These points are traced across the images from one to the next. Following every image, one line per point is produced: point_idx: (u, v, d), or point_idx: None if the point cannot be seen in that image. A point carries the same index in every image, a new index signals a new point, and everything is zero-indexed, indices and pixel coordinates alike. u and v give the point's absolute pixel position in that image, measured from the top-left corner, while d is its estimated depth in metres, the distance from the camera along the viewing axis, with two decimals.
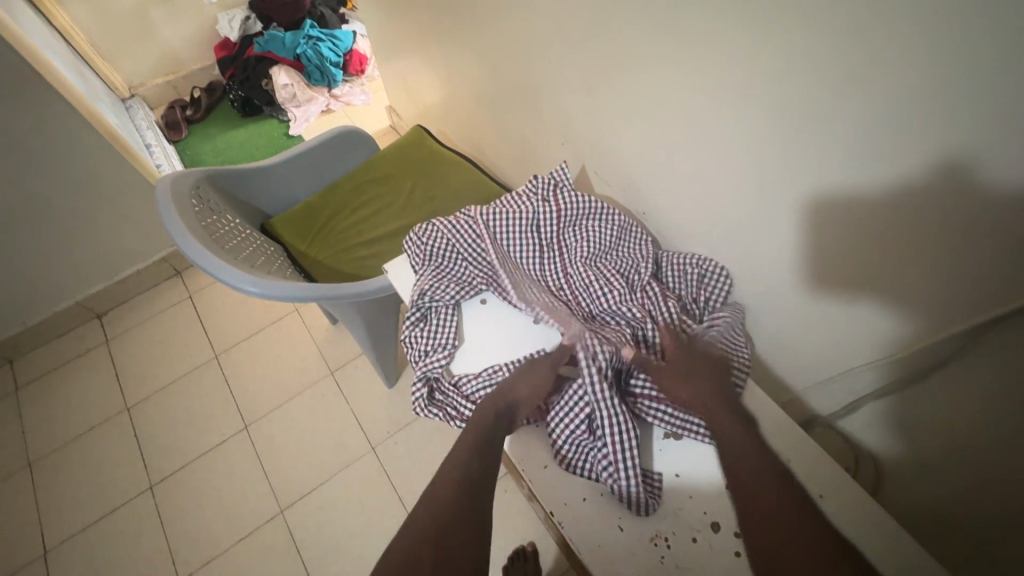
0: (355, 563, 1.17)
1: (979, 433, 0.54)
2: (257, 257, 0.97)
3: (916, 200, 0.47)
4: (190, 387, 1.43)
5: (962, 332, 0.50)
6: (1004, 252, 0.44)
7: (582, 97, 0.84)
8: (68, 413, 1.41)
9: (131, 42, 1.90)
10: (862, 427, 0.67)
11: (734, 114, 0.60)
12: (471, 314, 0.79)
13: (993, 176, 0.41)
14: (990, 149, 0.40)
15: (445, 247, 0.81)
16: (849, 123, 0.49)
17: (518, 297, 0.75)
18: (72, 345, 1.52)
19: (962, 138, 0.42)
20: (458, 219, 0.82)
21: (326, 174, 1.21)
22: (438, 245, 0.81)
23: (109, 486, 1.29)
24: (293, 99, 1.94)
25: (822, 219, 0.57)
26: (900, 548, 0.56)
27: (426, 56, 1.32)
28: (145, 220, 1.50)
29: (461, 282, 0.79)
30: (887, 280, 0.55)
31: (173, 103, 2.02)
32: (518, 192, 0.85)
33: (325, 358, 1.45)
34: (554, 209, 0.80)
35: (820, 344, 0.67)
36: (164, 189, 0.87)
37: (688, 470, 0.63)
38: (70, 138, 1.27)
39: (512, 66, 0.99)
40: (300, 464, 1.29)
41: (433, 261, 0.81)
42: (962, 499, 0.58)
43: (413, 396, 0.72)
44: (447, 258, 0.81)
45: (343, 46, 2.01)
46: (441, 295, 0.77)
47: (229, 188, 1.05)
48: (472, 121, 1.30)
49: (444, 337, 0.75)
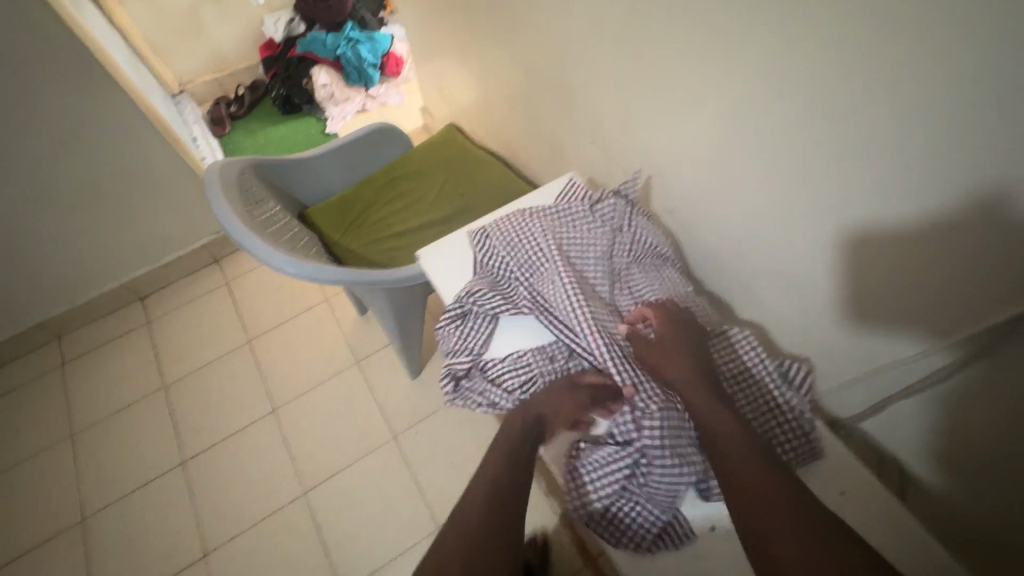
0: (371, 546, 1.19)
1: (1009, 441, 0.52)
2: (295, 243, 1.02)
3: (940, 200, 0.48)
4: (223, 370, 1.48)
5: (987, 333, 0.50)
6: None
7: (614, 97, 0.85)
8: (110, 389, 1.48)
9: (182, 41, 2.00)
10: (887, 430, 0.66)
11: (762, 115, 0.60)
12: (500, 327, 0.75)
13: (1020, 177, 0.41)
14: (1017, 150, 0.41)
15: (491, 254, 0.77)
16: (876, 120, 0.49)
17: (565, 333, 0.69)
18: (116, 325, 1.60)
19: (986, 136, 0.42)
20: (517, 226, 0.77)
21: (362, 167, 1.25)
22: (484, 250, 0.78)
23: (144, 460, 1.35)
24: (332, 98, 2.01)
25: (846, 217, 0.58)
26: (920, 553, 0.55)
27: (463, 57, 1.36)
28: (189, 209, 1.58)
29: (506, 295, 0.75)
30: (911, 281, 0.55)
31: (218, 100, 2.11)
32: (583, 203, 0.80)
33: (351, 347, 1.49)
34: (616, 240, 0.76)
35: (843, 345, 0.67)
36: (213, 175, 0.92)
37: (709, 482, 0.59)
38: (124, 129, 1.35)
39: (545, 66, 1.01)
40: (324, 449, 1.33)
41: (479, 269, 0.78)
42: (993, 507, 0.57)
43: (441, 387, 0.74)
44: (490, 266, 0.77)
45: (382, 48, 2.06)
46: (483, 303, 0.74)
47: (271, 177, 1.10)
48: (503, 121, 1.33)
49: (475, 342, 0.73)
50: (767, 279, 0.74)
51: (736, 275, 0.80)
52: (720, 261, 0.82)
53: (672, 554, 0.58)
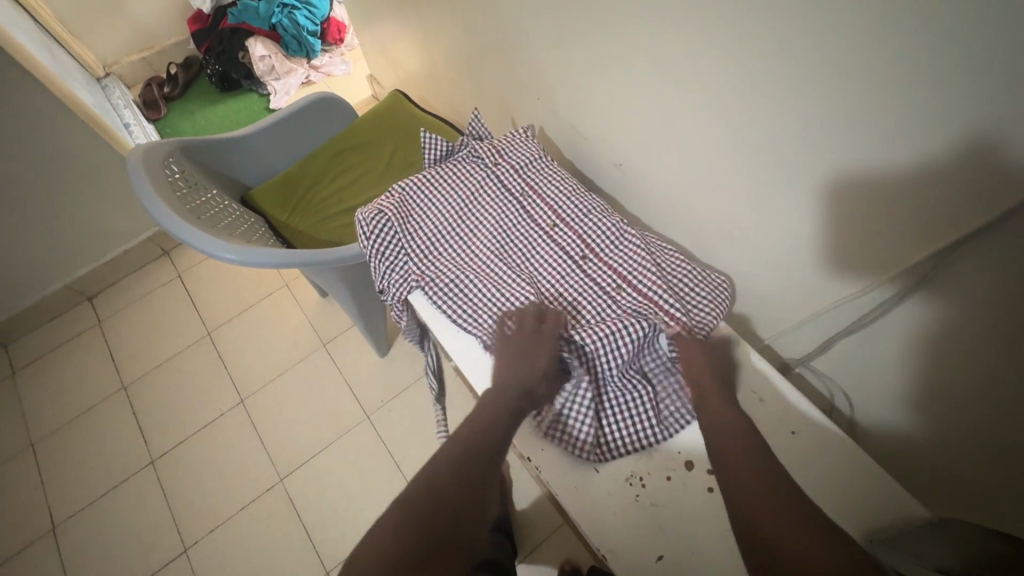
0: (355, 524, 1.20)
1: (955, 373, 0.56)
2: (237, 228, 0.98)
3: (879, 132, 0.49)
4: (185, 365, 1.44)
5: (924, 261, 0.53)
6: (962, 179, 0.46)
7: (562, 52, 0.84)
8: (67, 394, 1.42)
9: (101, 18, 1.85)
10: (834, 365, 0.71)
11: (724, 65, 0.59)
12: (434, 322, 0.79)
13: (982, 102, 0.41)
14: (981, 72, 0.40)
15: (394, 235, 0.81)
16: (819, 57, 0.50)
17: (480, 282, 0.76)
18: (66, 328, 1.53)
19: (919, 78, 0.44)
20: (421, 189, 0.86)
21: (304, 142, 1.20)
22: (381, 225, 0.80)
23: (111, 462, 1.32)
24: (272, 71, 1.90)
25: (801, 159, 0.58)
26: (869, 478, 0.60)
27: (403, 19, 1.29)
28: (128, 201, 1.49)
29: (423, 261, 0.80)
30: (856, 217, 0.57)
31: (150, 81, 1.97)
32: (477, 152, 0.90)
33: (317, 330, 1.46)
34: (512, 172, 0.85)
35: (796, 287, 0.70)
36: (136, 160, 0.86)
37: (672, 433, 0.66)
38: (45, 119, 1.26)
39: (487, 23, 0.97)
40: (298, 435, 1.31)
41: (388, 241, 0.81)
42: (952, 445, 0.61)
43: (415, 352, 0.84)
44: (386, 245, 0.81)
45: (320, 14, 1.95)
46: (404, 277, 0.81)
47: (204, 161, 1.04)
48: (450, 85, 1.27)
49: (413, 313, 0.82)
50: (713, 227, 0.77)
51: (688, 229, 0.82)
52: (674, 213, 0.83)
53: (625, 500, 0.63)
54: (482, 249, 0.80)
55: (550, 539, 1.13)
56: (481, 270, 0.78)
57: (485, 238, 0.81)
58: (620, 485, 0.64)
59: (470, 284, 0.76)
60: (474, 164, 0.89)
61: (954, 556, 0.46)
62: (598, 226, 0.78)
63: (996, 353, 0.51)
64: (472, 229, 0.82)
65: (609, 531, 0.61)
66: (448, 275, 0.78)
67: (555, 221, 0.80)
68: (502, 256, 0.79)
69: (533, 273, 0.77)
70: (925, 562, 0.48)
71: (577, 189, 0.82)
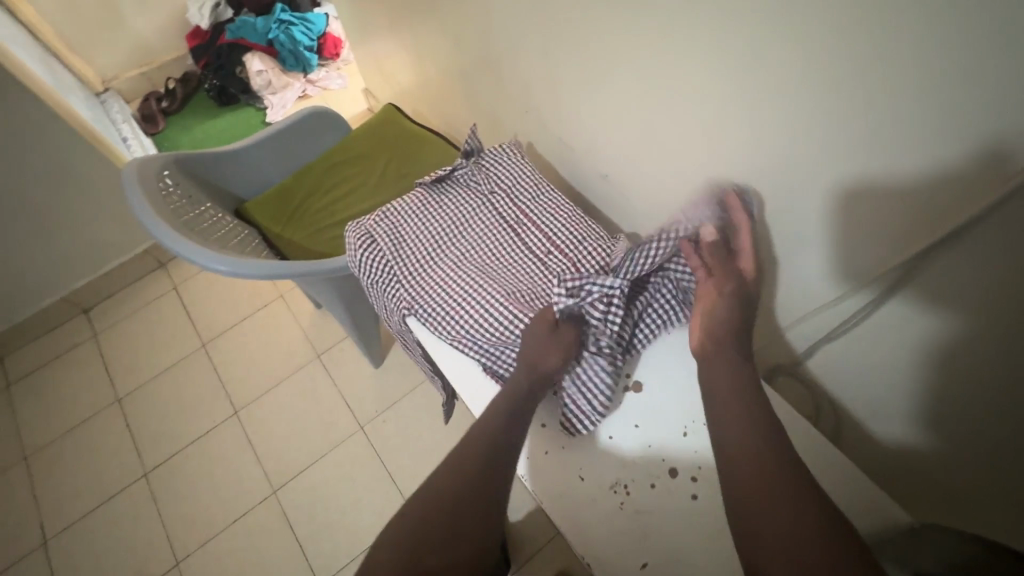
0: (349, 536, 1.19)
1: (934, 375, 0.58)
2: (230, 240, 0.99)
3: (852, 139, 0.51)
4: (179, 377, 1.44)
5: (899, 266, 0.55)
6: (932, 186, 0.48)
7: (550, 66, 0.86)
8: (61, 406, 1.42)
9: (101, 34, 1.88)
10: (819, 371, 0.73)
11: (704, 77, 0.62)
12: (437, 351, 0.78)
13: (953, 108, 0.43)
14: (948, 81, 0.42)
15: (384, 261, 0.84)
16: (793, 67, 0.52)
17: (466, 293, 0.78)
18: (61, 341, 1.53)
19: (886, 87, 0.46)
20: (407, 205, 0.89)
21: (297, 155, 1.21)
22: (369, 250, 0.84)
23: (104, 475, 1.31)
24: (269, 86, 1.92)
25: (780, 166, 0.60)
26: (850, 480, 0.61)
27: (396, 35, 1.32)
28: (127, 214, 1.50)
29: (409, 277, 0.82)
30: (836, 224, 0.59)
31: (148, 95, 1.99)
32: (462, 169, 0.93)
33: (311, 342, 1.47)
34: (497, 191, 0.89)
35: (780, 293, 0.71)
36: (131, 174, 0.88)
37: (659, 441, 0.67)
38: (44, 134, 1.28)
39: (477, 38, 1.00)
40: (293, 447, 1.31)
41: (377, 259, 0.84)
42: (934, 448, 0.63)
43: (410, 364, 0.85)
44: (375, 273, 0.84)
45: (316, 30, 1.98)
46: (393, 293, 0.83)
47: (198, 175, 1.06)
48: (443, 99, 1.29)
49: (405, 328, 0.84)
50: None
51: None
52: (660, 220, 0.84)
53: (612, 507, 0.63)
54: (468, 262, 0.82)
55: (544, 551, 1.13)
56: (468, 282, 0.80)
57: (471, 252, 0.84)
58: (603, 492, 0.64)
59: (456, 294, 0.79)
60: (460, 183, 0.92)
61: (932, 557, 0.47)
62: (579, 240, 0.81)
63: (973, 354, 0.53)
64: (461, 242, 0.85)
65: (597, 537, 0.62)
66: (436, 297, 0.79)
67: (538, 235, 0.83)
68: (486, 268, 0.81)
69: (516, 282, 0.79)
70: (906, 563, 0.49)
71: (557, 205, 0.86)
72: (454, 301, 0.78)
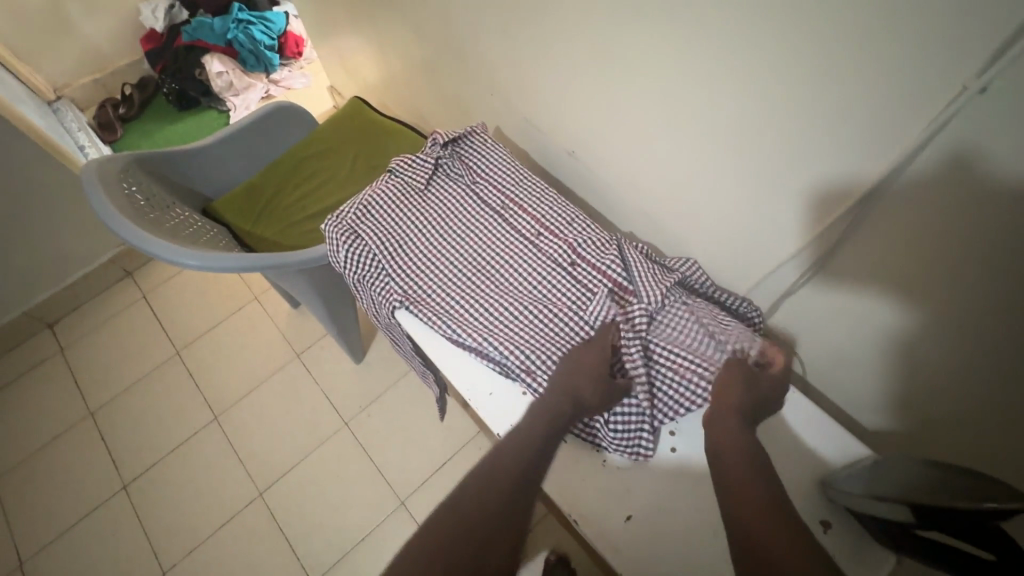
0: (339, 532, 1.19)
1: (888, 318, 0.62)
2: (200, 237, 0.98)
3: (793, 97, 0.54)
4: (154, 386, 1.41)
5: (844, 216, 0.58)
6: (864, 136, 0.51)
7: (511, 48, 0.87)
8: (30, 425, 1.37)
9: (49, 40, 1.81)
10: (785, 327, 0.76)
11: (656, 45, 0.64)
12: (429, 343, 0.78)
13: (878, 58, 0.46)
14: (871, 31, 0.45)
15: (368, 253, 0.84)
16: (735, 29, 0.55)
17: (463, 293, 0.78)
18: (26, 358, 1.48)
19: (818, 41, 0.49)
20: (390, 192, 0.88)
21: (264, 152, 1.19)
22: (352, 242, 0.84)
23: (81, 491, 1.28)
24: (230, 87, 1.89)
25: (733, 128, 0.62)
26: (816, 426, 0.64)
27: (357, 28, 1.31)
28: (88, 223, 1.46)
29: (401, 276, 0.82)
30: (785, 181, 0.61)
31: (104, 102, 1.93)
32: (443, 159, 0.92)
33: (290, 342, 1.45)
34: (479, 180, 0.89)
35: (741, 254, 0.74)
36: (89, 174, 0.86)
37: None
38: None
39: (438, 26, 1.00)
40: (276, 449, 1.30)
41: (364, 257, 0.84)
42: (894, 390, 0.66)
43: (409, 359, 0.85)
44: (363, 267, 0.84)
45: (277, 28, 1.95)
46: (386, 295, 0.81)
47: (162, 174, 1.04)
48: (409, 90, 1.29)
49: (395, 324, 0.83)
50: (660, 205, 0.82)
51: (641, 208, 0.86)
52: (626, 191, 0.86)
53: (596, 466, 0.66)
54: (458, 256, 0.82)
55: (536, 531, 1.15)
56: (463, 280, 0.80)
57: (462, 247, 0.83)
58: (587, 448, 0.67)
59: (453, 297, 0.78)
60: (440, 172, 0.92)
61: (896, 483, 0.50)
62: (563, 222, 0.82)
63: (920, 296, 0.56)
64: (450, 235, 0.84)
65: (579, 495, 0.64)
66: (432, 294, 0.79)
67: (525, 222, 0.83)
68: (480, 263, 0.81)
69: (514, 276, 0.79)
70: (874, 489, 0.52)
71: (537, 189, 0.87)
72: (451, 301, 0.78)
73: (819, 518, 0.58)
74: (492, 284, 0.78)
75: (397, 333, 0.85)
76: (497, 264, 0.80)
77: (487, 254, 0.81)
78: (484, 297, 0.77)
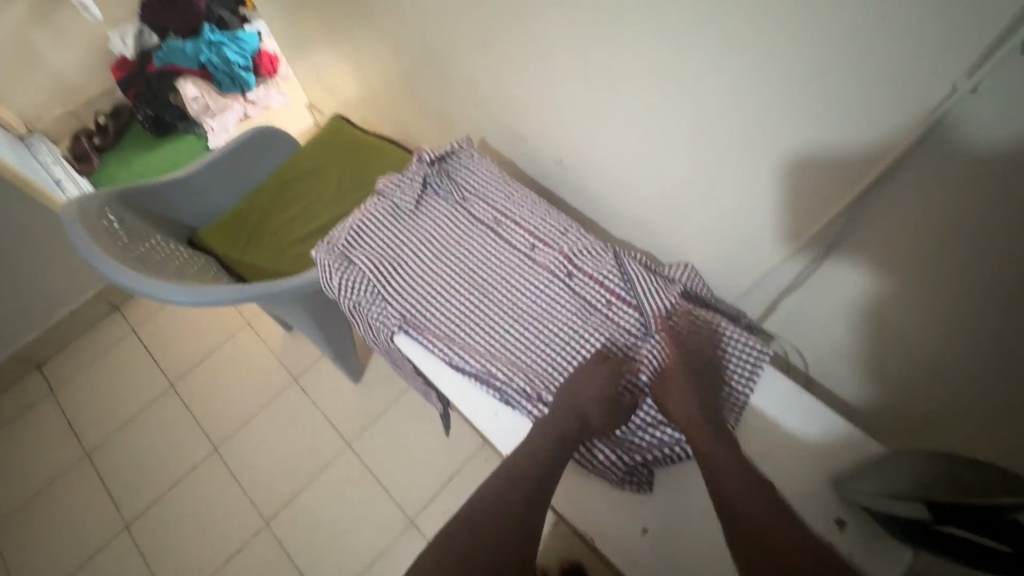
0: (349, 555, 1.17)
1: (888, 309, 0.62)
2: (188, 270, 0.96)
3: (790, 88, 0.54)
4: (151, 421, 1.38)
5: (843, 212, 0.58)
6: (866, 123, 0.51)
7: (490, 60, 0.87)
8: (25, 470, 1.34)
9: (17, 74, 1.77)
10: (784, 324, 0.76)
11: (639, 49, 0.64)
12: (431, 368, 0.77)
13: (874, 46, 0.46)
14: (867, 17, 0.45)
15: (361, 278, 0.83)
16: (725, 25, 0.55)
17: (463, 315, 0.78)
18: (15, 402, 1.44)
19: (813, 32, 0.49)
20: (379, 214, 0.88)
21: (248, 178, 1.18)
22: (345, 269, 0.83)
23: (82, 534, 1.25)
24: (207, 110, 1.85)
25: (725, 125, 0.62)
26: (822, 422, 0.65)
27: (333, 47, 1.30)
28: (70, 259, 1.43)
29: (398, 300, 0.80)
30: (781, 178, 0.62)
31: (77, 134, 1.89)
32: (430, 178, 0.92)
33: (286, 367, 1.43)
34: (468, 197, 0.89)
35: (736, 254, 0.74)
36: (70, 214, 0.84)
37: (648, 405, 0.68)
38: None
39: (416, 41, 0.99)
40: (280, 475, 1.28)
41: (358, 284, 0.82)
42: (897, 380, 0.67)
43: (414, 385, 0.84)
44: (357, 292, 0.82)
45: (250, 48, 1.92)
46: (383, 321, 0.80)
47: (144, 207, 1.02)
48: (390, 105, 1.28)
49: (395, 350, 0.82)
50: (651, 208, 0.81)
51: (633, 213, 0.86)
52: (618, 195, 0.86)
53: (607, 477, 0.65)
54: (454, 277, 0.81)
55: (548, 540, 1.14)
56: (462, 302, 0.79)
57: (457, 267, 0.82)
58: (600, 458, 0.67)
59: (453, 319, 0.78)
60: (428, 191, 0.91)
61: (911, 480, 0.51)
62: (557, 234, 0.81)
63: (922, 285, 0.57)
64: (443, 254, 0.83)
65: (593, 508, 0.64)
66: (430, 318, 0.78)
67: (518, 237, 0.83)
68: (476, 282, 0.80)
69: (513, 294, 0.78)
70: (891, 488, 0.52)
71: (528, 202, 0.87)
72: (451, 324, 0.78)
73: (834, 517, 0.58)
74: (491, 303, 0.78)
75: (397, 357, 0.84)
76: (494, 283, 0.80)
77: (483, 272, 0.81)
78: (485, 317, 0.77)
